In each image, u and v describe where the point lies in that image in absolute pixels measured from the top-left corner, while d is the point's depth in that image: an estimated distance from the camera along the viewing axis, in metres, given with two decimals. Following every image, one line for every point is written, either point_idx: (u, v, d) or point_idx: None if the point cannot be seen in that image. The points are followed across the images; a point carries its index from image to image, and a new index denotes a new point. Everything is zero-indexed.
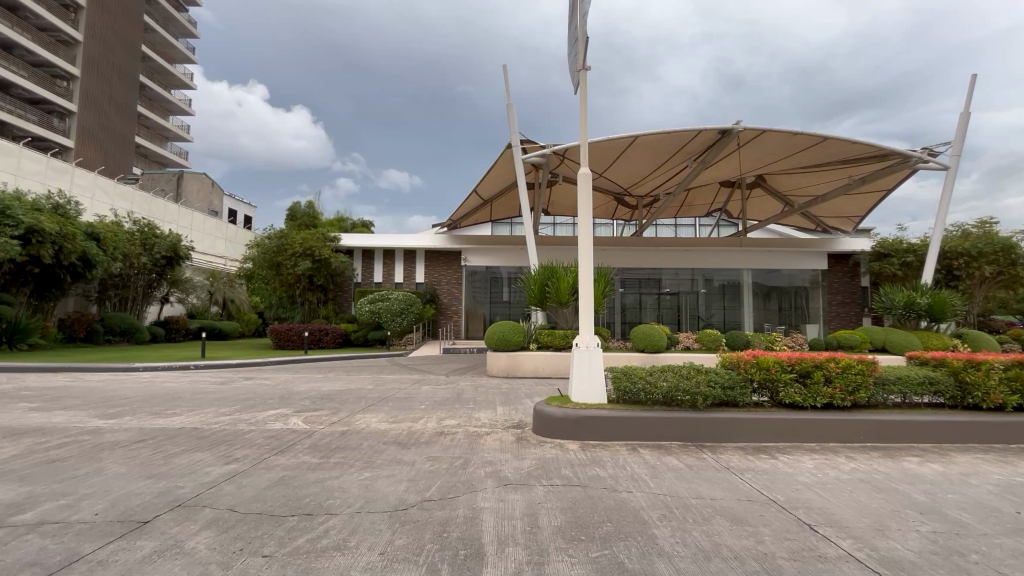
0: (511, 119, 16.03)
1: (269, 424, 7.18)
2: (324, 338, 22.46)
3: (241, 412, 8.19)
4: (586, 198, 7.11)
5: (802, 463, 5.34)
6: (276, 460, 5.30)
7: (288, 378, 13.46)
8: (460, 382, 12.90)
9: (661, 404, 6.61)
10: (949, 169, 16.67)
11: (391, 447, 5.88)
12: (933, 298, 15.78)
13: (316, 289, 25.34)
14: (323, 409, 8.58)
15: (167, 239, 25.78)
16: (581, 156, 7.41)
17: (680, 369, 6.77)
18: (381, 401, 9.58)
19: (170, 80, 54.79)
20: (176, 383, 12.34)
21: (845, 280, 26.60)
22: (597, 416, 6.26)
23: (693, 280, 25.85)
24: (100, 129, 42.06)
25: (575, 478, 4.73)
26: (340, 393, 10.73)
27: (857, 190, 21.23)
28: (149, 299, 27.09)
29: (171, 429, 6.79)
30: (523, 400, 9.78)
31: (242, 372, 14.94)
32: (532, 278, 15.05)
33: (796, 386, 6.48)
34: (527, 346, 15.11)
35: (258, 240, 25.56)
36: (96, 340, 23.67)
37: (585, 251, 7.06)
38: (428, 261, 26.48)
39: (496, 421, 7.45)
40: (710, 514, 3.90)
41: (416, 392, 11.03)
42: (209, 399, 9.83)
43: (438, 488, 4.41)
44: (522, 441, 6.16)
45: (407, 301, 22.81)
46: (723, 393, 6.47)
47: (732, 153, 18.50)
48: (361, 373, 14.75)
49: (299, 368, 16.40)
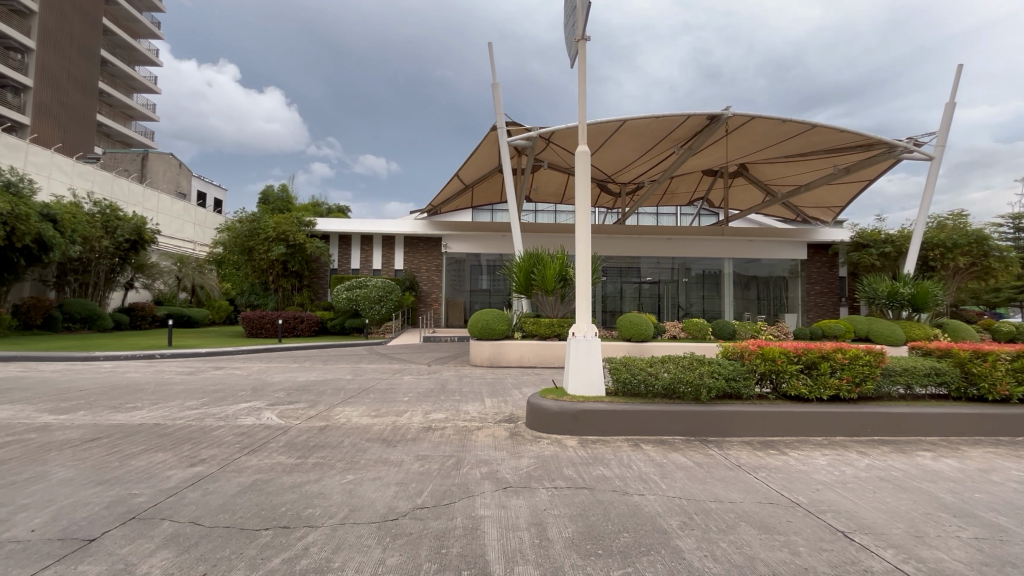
0: (496, 99, 15.42)
1: (241, 419, 6.60)
2: (300, 326, 21.71)
3: (210, 405, 7.57)
4: (584, 178, 6.65)
5: (815, 460, 5.06)
6: (248, 461, 4.77)
7: (261, 368, 12.78)
8: (444, 372, 12.44)
9: (662, 396, 6.26)
10: (933, 160, 16.70)
11: (375, 445, 5.40)
12: (916, 289, 15.93)
13: (291, 276, 24.48)
14: (300, 402, 8.02)
15: (131, 222, 24.45)
16: (581, 133, 6.92)
17: (682, 359, 6.43)
18: (361, 393, 9.06)
19: (134, 56, 52.21)
20: (140, 374, 11.59)
21: (823, 270, 26.94)
22: (596, 409, 5.88)
23: (674, 269, 25.69)
24: (58, 106, 39.82)
25: (579, 479, 4.33)
26: (317, 384, 10.15)
27: (840, 180, 21.26)
28: (113, 285, 25.76)
29: (129, 426, 6.16)
30: (511, 391, 9.37)
31: (212, 361, 14.18)
32: (517, 265, 14.56)
33: (801, 377, 6.20)
34: (512, 335, 14.68)
35: (229, 224, 24.50)
36: (55, 328, 22.39)
37: (583, 234, 6.64)
38: (408, 247, 25.79)
39: (486, 415, 7.02)
40: (734, 520, 3.55)
41: (398, 382, 10.54)
42: (175, 390, 9.17)
43: (430, 494, 3.96)
44: (516, 437, 5.75)
45: (386, 288, 22.12)
46: (728, 385, 6.14)
47: (720, 139, 18.25)
48: (339, 362, 14.16)
49: (273, 357, 15.70)
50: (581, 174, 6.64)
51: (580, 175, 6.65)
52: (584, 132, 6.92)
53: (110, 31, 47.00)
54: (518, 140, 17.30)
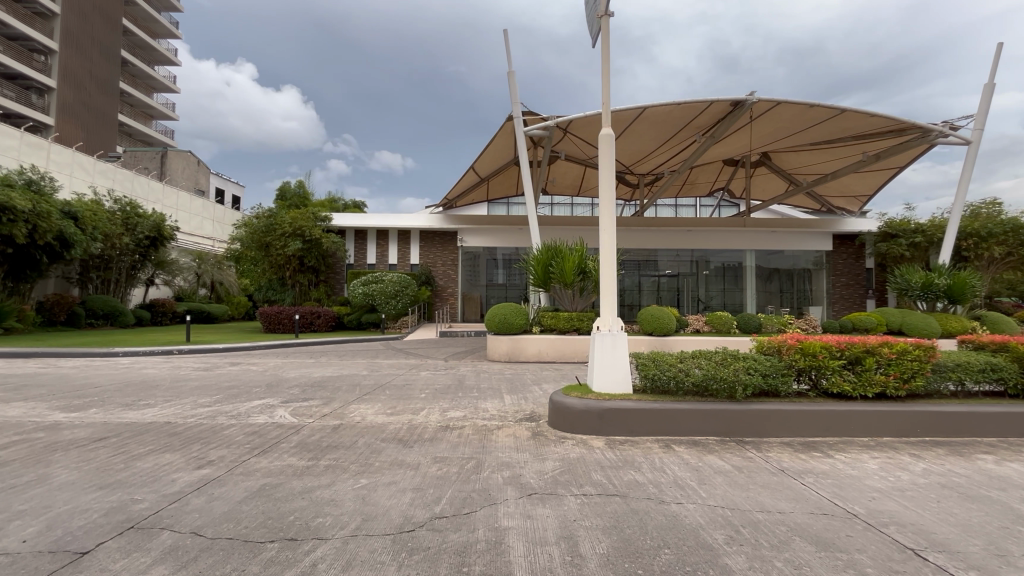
0: (512, 88, 15.03)
1: (253, 417, 6.39)
2: (316, 321, 21.69)
3: (223, 402, 7.39)
4: (609, 164, 6.29)
5: (865, 464, 4.65)
6: (258, 464, 4.53)
7: (277, 364, 12.66)
8: (461, 368, 12.18)
9: (693, 394, 5.89)
10: (971, 144, 15.89)
11: (391, 446, 5.13)
12: (953, 279, 15.16)
13: (308, 271, 24.50)
14: (315, 399, 7.81)
15: (150, 219, 24.65)
16: (605, 116, 6.54)
17: (715, 355, 6.05)
18: (377, 389, 8.83)
19: (153, 56, 52.77)
20: (157, 370, 11.56)
21: (850, 262, 26.11)
22: (624, 408, 5.55)
23: (694, 262, 25.08)
24: (82, 106, 40.44)
25: (610, 486, 4.00)
26: (333, 380, 9.96)
27: (869, 167, 20.45)
28: (134, 281, 26.01)
29: (140, 424, 5.99)
30: (531, 388, 9.06)
31: (229, 356, 14.13)
32: (535, 258, 14.20)
33: (844, 373, 5.77)
34: (530, 329, 14.33)
35: (247, 219, 24.55)
36: (78, 324, 22.72)
37: (607, 224, 6.31)
38: (424, 242, 25.60)
39: (506, 413, 6.71)
40: (787, 535, 3.18)
41: (414, 378, 10.30)
42: (189, 387, 9.03)
43: (449, 501, 3.67)
44: (539, 437, 5.43)
45: (402, 283, 21.95)
46: (765, 382, 5.75)
47: (743, 127, 17.64)
48: (356, 358, 13.98)
49: (289, 352, 15.62)
50: (605, 159, 6.28)
51: (604, 160, 6.30)
52: (608, 114, 6.54)
53: (130, 31, 47.54)
54: (535, 130, 16.88)
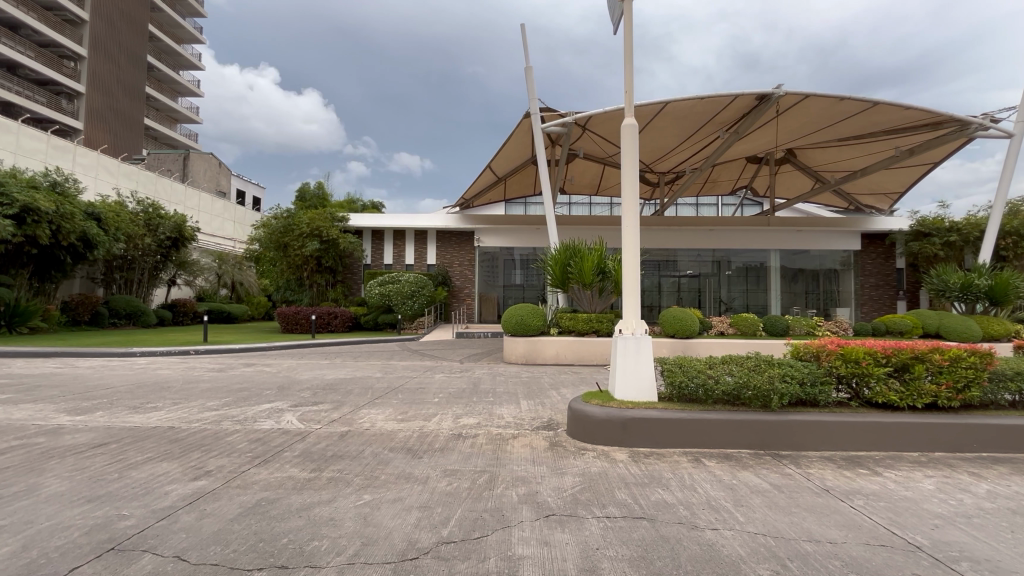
0: (529, 84, 14.69)
1: (259, 423, 6.15)
2: (333, 321, 21.58)
3: (231, 406, 7.18)
4: (632, 157, 5.93)
5: (920, 485, 4.20)
6: (257, 476, 4.26)
7: (291, 366, 12.50)
8: (477, 370, 11.87)
9: (724, 403, 5.48)
10: (1015, 137, 15.03)
11: (400, 457, 4.81)
12: (994, 280, 14.28)
13: (325, 271, 24.46)
14: (325, 402, 7.56)
15: (172, 220, 24.86)
16: (627, 106, 6.15)
17: (747, 361, 5.63)
18: (390, 393, 8.54)
19: (178, 61, 53.73)
20: (171, 370, 11.48)
21: (879, 262, 25.15)
22: (649, 418, 5.17)
23: (716, 263, 24.42)
24: (109, 111, 41.25)
25: (637, 507, 3.62)
26: (345, 382, 9.73)
27: (903, 162, 19.58)
28: (156, 281, 26.28)
29: (142, 429, 5.79)
30: (549, 392, 8.71)
31: (243, 357, 14.04)
32: (553, 258, 13.81)
33: (890, 382, 5.29)
34: (548, 331, 13.97)
35: (265, 220, 24.64)
36: (101, 323, 22.97)
37: (629, 222, 5.98)
38: (440, 242, 25.37)
39: (522, 420, 6.35)
40: (840, 571, 2.78)
41: (429, 381, 10.01)
42: (200, 389, 8.85)
43: (458, 523, 3.34)
44: (557, 448, 5.07)
45: (419, 283, 21.79)
46: (803, 391, 5.30)
47: (769, 122, 17.02)
48: (370, 360, 13.76)
49: (305, 353, 15.47)
50: (628, 153, 5.93)
51: (626, 154, 5.95)
52: (631, 105, 6.15)
53: (155, 36, 48.41)
54: (552, 126, 16.48)
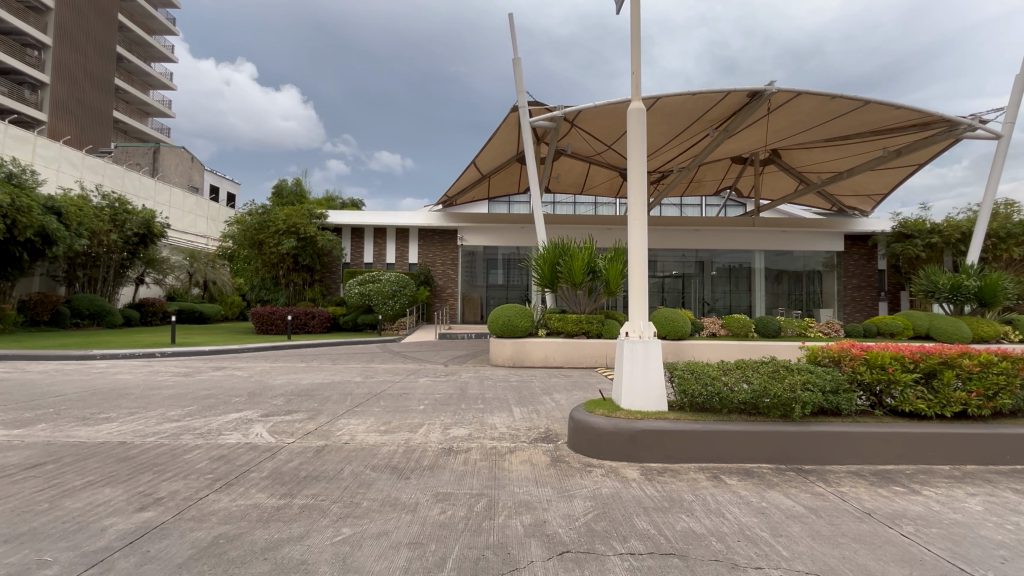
0: (517, 76, 14.17)
1: (224, 437, 5.49)
2: (311, 322, 20.76)
3: (195, 416, 6.50)
4: (639, 147, 5.48)
5: (967, 506, 3.79)
6: (216, 504, 3.65)
7: (264, 369, 11.74)
8: (463, 374, 11.28)
9: (740, 413, 5.03)
10: (1001, 139, 15.03)
11: (384, 478, 4.23)
12: (983, 280, 14.23)
13: (302, 270, 23.61)
14: (300, 411, 6.92)
15: (140, 215, 23.70)
16: (634, 91, 5.67)
17: (763, 367, 5.21)
18: (370, 400, 7.92)
19: (150, 53, 51.86)
20: (132, 374, 10.66)
21: (862, 263, 25.21)
22: (662, 430, 4.69)
23: (698, 263, 24.25)
24: (75, 102, 39.48)
25: (663, 541, 3.11)
26: (322, 388, 9.07)
27: (889, 163, 19.58)
28: (122, 280, 25.02)
29: (88, 445, 5.10)
30: (542, 398, 8.18)
31: (212, 360, 13.23)
32: (541, 256, 13.28)
33: (917, 390, 4.90)
34: (535, 332, 13.50)
35: (239, 216, 23.77)
36: (62, 324, 21.71)
37: (636, 216, 5.52)
38: (422, 241, 24.64)
39: (518, 431, 5.82)
40: None
41: (412, 386, 9.40)
42: (162, 396, 8.10)
43: (456, 565, 2.80)
44: (561, 465, 4.55)
45: (400, 283, 21.10)
46: (825, 400, 4.89)
47: (759, 120, 16.81)
48: (349, 362, 13.06)
49: (279, 355, 14.69)
50: (635, 142, 5.48)
51: (633, 143, 5.50)
52: (637, 89, 5.67)
53: (125, 26, 46.63)
54: (540, 121, 15.98)
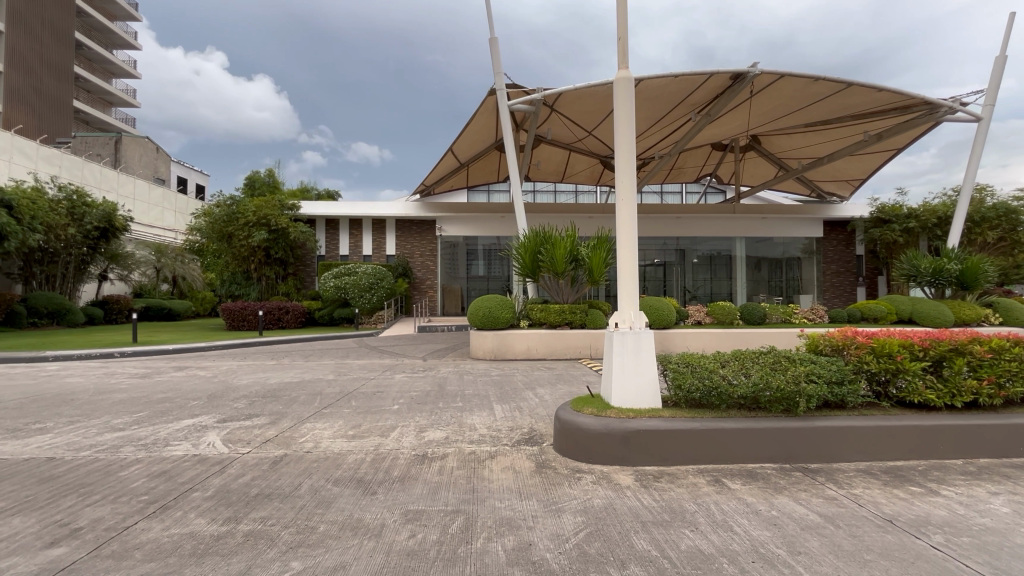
0: (494, 57, 13.58)
1: (169, 449, 4.91)
2: (284, 317, 19.96)
3: (142, 424, 5.87)
4: (628, 120, 5.01)
5: (993, 507, 3.45)
6: (145, 535, 3.10)
7: (231, 368, 11.07)
8: (442, 369, 10.77)
9: (739, 408, 4.64)
10: (982, 121, 14.95)
11: (346, 495, 3.72)
12: (965, 264, 14.19)
13: (275, 263, 22.76)
14: (261, 416, 6.34)
15: (100, 209, 22.43)
16: (621, 59, 5.17)
17: (762, 358, 4.83)
18: (341, 400, 7.37)
19: (111, 39, 49.48)
20: (85, 377, 9.89)
21: (841, 249, 25.21)
22: (656, 430, 4.28)
23: (679, 251, 24.04)
24: (32, 91, 37.46)
25: (667, 569, 2.66)
26: (290, 388, 8.47)
27: (871, 147, 19.49)
28: (83, 276, 23.77)
29: (10, 462, 4.48)
30: (525, 393, 7.73)
31: (176, 359, 12.46)
32: (522, 245, 12.78)
33: (926, 379, 4.57)
34: (517, 324, 13.06)
35: (206, 209, 22.78)
36: (19, 324, 20.49)
37: (625, 194, 5.06)
38: (399, 232, 23.90)
39: (499, 432, 5.35)
40: None
41: (388, 383, 8.87)
42: (112, 401, 7.42)
43: None
44: (546, 473, 4.10)
45: (377, 275, 20.43)
46: (831, 392, 4.52)
47: (742, 103, 16.50)
48: (323, 359, 12.45)
49: (249, 353, 13.96)
50: (623, 113, 5.01)
51: (620, 115, 5.02)
52: (625, 57, 5.17)
53: (84, 11, 44.37)
54: (518, 105, 15.45)
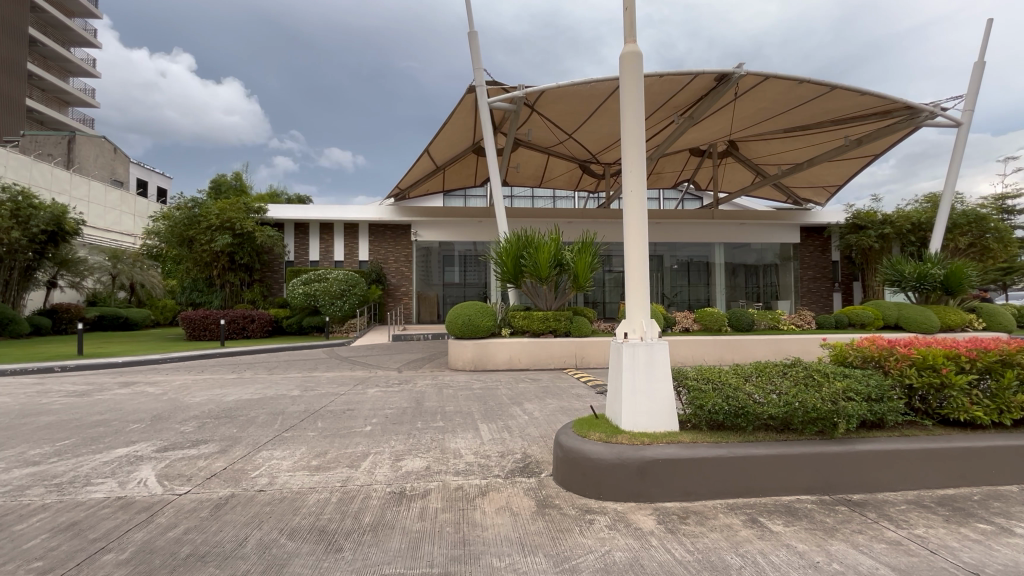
0: (474, 53, 12.97)
1: (88, 490, 4.02)
2: (249, 326, 18.77)
3: (62, 457, 4.92)
4: (635, 102, 4.41)
5: None
6: None
7: (185, 384, 10.02)
8: (419, 381, 9.96)
9: (767, 430, 4.04)
10: (962, 126, 14.99)
11: (305, 553, 2.95)
12: (949, 269, 14.13)
13: (240, 269, 21.57)
14: (208, 443, 5.45)
15: (48, 211, 20.77)
16: (627, 32, 4.58)
17: (790, 372, 4.25)
18: (307, 421, 6.54)
19: (68, 36, 47.15)
20: (12, 397, 8.72)
21: (817, 255, 25.33)
22: (676, 458, 3.64)
23: (658, 256, 23.75)
24: None
25: None
26: (249, 406, 7.58)
27: (849, 153, 19.53)
28: (29, 284, 22.02)
29: None
30: (513, 410, 7.03)
31: (125, 374, 11.31)
32: (503, 249, 12.10)
33: (972, 394, 4.04)
34: (498, 333, 12.34)
35: (166, 211, 21.48)
36: None
37: (632, 185, 4.48)
38: (373, 236, 22.91)
39: (488, 460, 4.63)
40: None
41: (360, 400, 8.03)
42: (34, 427, 6.39)
43: None
44: (551, 514, 3.42)
45: (349, 281, 19.44)
46: (870, 410, 3.95)
47: (726, 105, 16.23)
48: (289, 372, 11.51)
49: (208, 366, 12.83)
50: (630, 94, 4.42)
51: (627, 96, 4.43)
52: (632, 31, 4.57)
53: (39, 7, 42.12)
54: (498, 102, 14.81)
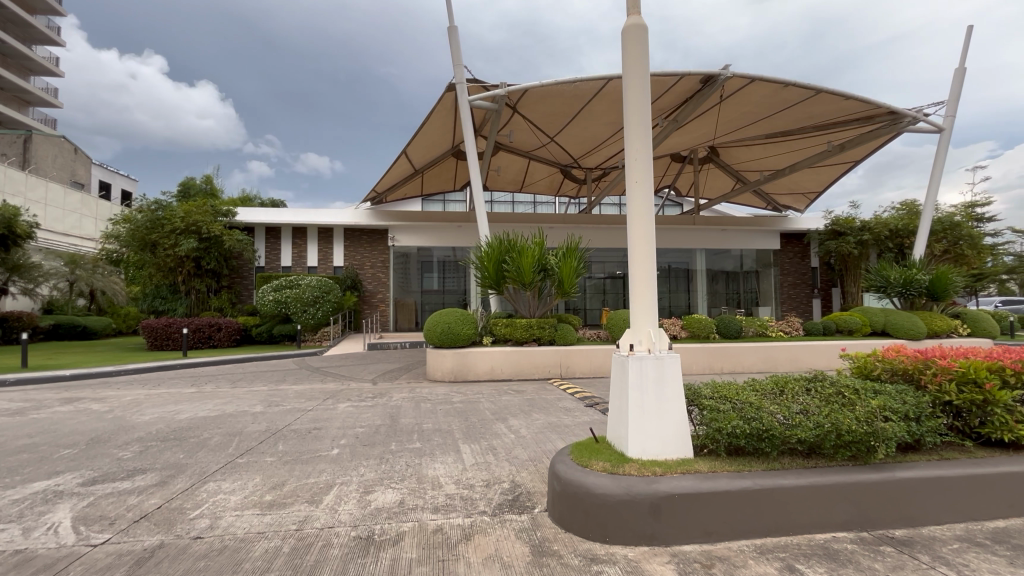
0: (454, 48, 12.41)
1: None
2: (216, 335, 17.74)
3: None
4: (641, 82, 3.93)
5: None
6: None
7: (136, 399, 9.14)
8: (395, 394, 9.28)
9: (795, 454, 3.54)
10: (943, 132, 14.97)
11: None
12: (934, 274, 14.02)
13: (206, 275, 20.52)
14: (146, 472, 4.71)
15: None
16: (630, 5, 4.08)
17: (815, 388, 3.78)
18: (268, 443, 5.84)
19: (30, 33, 45.11)
20: None
21: (796, 261, 25.35)
22: (694, 492, 3.10)
23: None
24: None
25: None
26: (204, 426, 6.81)
27: (830, 159, 19.51)
28: None
29: None
30: (497, 427, 6.42)
31: (70, 389, 10.34)
32: (484, 254, 11.49)
33: (1016, 412, 3.62)
34: (479, 341, 11.71)
35: (127, 213, 20.29)
36: None
37: (638, 178, 3.95)
38: (348, 241, 22.06)
39: (472, 491, 4.02)
40: None
41: (330, 416, 7.33)
42: None
43: None
44: (549, 564, 2.84)
45: (322, 288, 18.61)
46: (909, 430, 3.49)
47: (711, 108, 15.98)
48: (255, 385, 10.69)
49: (166, 379, 11.90)
50: (635, 73, 3.92)
51: (631, 76, 3.94)
52: (635, 3, 4.07)
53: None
54: (478, 101, 14.24)
